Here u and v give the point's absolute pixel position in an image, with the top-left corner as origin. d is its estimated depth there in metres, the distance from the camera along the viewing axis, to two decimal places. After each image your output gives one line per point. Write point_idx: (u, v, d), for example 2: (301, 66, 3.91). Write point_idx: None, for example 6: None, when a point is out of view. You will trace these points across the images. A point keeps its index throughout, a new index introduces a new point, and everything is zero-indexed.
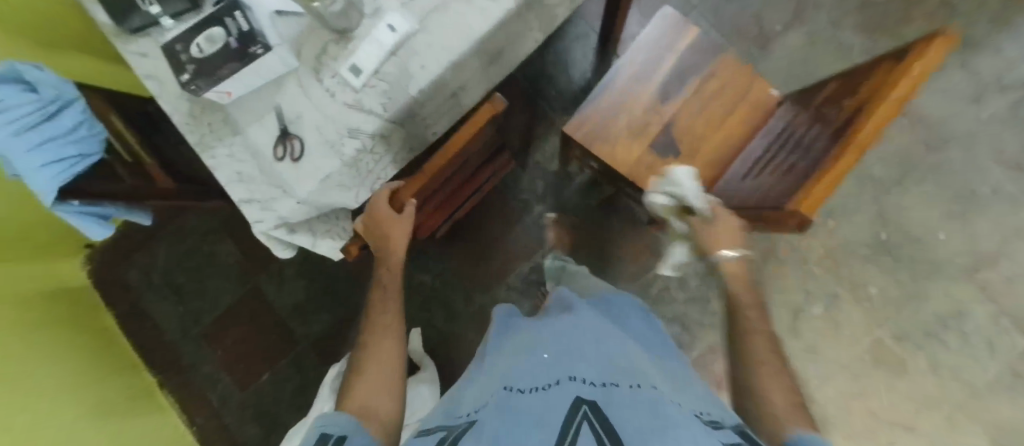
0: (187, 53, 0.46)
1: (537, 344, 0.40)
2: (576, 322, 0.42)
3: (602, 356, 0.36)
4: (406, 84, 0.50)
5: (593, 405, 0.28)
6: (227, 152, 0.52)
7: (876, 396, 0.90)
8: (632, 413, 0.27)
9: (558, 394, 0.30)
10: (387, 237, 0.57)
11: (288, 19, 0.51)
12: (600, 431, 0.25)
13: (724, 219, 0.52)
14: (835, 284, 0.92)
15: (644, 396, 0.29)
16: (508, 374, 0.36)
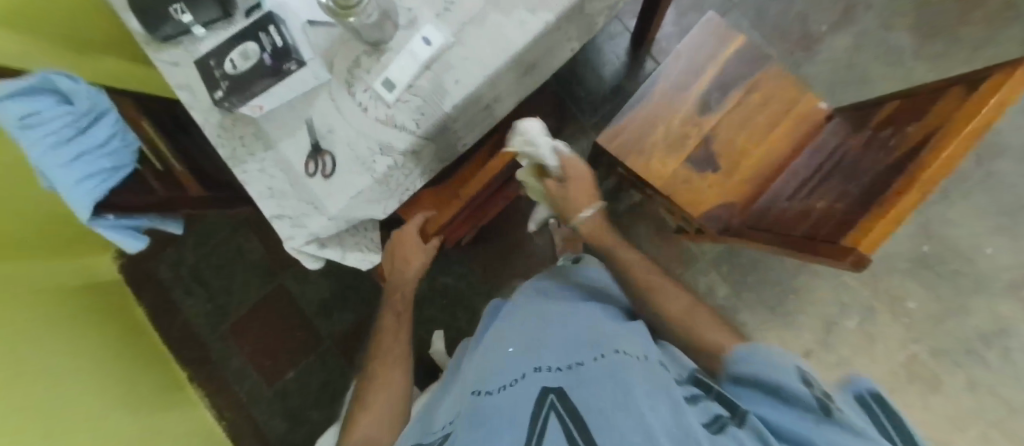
0: (221, 70, 0.47)
1: (505, 341, 0.47)
2: (537, 316, 0.49)
3: (560, 342, 0.43)
4: (440, 100, 0.49)
5: (557, 390, 0.36)
6: (258, 167, 0.51)
7: (909, 411, 0.88)
8: (586, 387, 0.35)
9: (526, 388, 0.37)
10: (408, 260, 0.62)
11: (320, 30, 0.50)
12: (564, 411, 0.33)
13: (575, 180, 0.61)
14: (871, 296, 0.89)
15: (593, 366, 0.37)
16: (483, 373, 0.43)
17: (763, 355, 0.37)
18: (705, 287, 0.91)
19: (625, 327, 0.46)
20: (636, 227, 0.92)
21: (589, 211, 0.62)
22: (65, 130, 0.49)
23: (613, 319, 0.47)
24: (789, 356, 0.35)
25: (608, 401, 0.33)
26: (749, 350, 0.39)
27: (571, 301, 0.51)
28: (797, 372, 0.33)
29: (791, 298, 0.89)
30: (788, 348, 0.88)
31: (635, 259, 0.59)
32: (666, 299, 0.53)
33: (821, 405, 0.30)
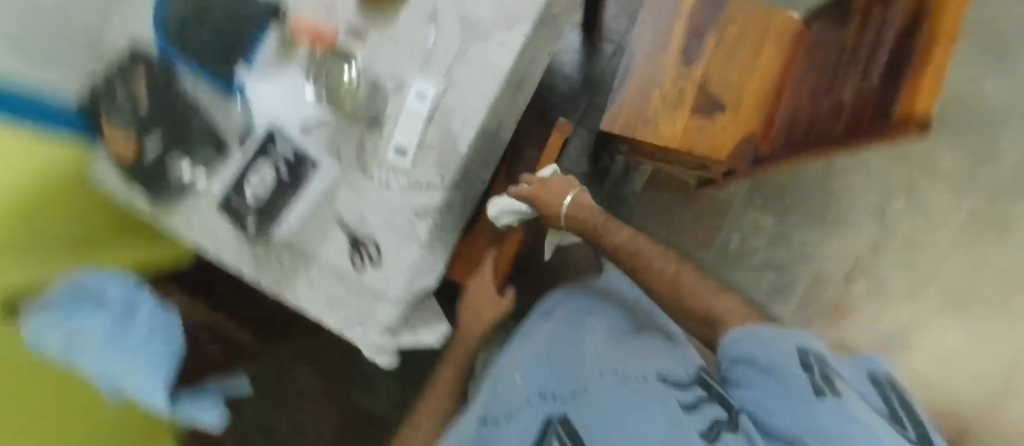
0: (248, 204, 0.50)
1: (522, 366, 0.53)
2: (554, 339, 0.55)
3: (578, 368, 0.48)
4: (455, 145, 0.49)
5: (563, 416, 0.43)
6: (309, 283, 0.51)
7: (1001, 265, 0.84)
8: (590, 413, 0.41)
9: (538, 414, 0.45)
10: (483, 315, 0.62)
11: (319, 130, 0.50)
12: (565, 435, 0.41)
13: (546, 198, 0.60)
14: (908, 169, 0.88)
15: (598, 391, 0.43)
16: (505, 395, 0.51)
17: (766, 335, 0.38)
18: (750, 225, 0.93)
19: (636, 347, 0.49)
20: (659, 196, 0.96)
21: (567, 200, 0.60)
22: (109, 332, 0.49)
23: (617, 339, 0.51)
24: (788, 335, 0.37)
25: (611, 425, 0.39)
26: (748, 331, 0.40)
27: (591, 326, 0.55)
28: (799, 357, 0.35)
29: (833, 204, 0.90)
30: (851, 252, 0.89)
31: (627, 235, 0.58)
32: (652, 279, 0.53)
33: (817, 392, 0.33)
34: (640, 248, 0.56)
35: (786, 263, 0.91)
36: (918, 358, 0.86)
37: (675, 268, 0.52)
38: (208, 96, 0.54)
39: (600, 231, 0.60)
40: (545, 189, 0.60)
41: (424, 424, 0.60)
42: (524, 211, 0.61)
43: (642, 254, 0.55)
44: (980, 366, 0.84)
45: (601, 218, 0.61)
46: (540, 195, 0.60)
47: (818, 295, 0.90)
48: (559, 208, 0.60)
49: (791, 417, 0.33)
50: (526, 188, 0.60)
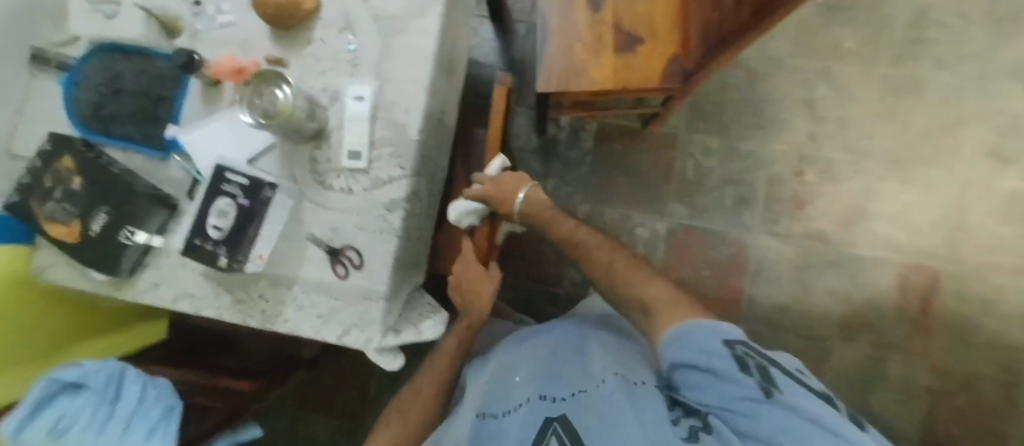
0: (210, 240, 0.45)
1: (510, 373, 0.54)
2: (553, 350, 0.55)
3: (572, 373, 0.50)
4: (405, 134, 0.50)
5: (560, 418, 0.44)
6: (296, 307, 0.50)
7: (918, 117, 0.97)
8: (585, 417, 0.43)
9: (530, 419, 0.46)
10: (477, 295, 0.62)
11: (266, 158, 0.50)
12: (563, 436, 0.42)
13: (500, 187, 0.62)
14: (820, 59, 0.98)
15: (597, 395, 0.45)
16: (493, 394, 0.53)
17: (700, 331, 0.42)
18: (699, 149, 0.99)
19: (625, 352, 0.52)
20: (610, 147, 1.00)
21: (521, 196, 0.63)
22: (93, 422, 0.45)
23: (621, 353, 0.52)
24: (724, 330, 0.42)
25: (603, 423, 0.41)
26: (680, 327, 0.44)
27: (580, 336, 0.57)
28: (735, 355, 0.39)
29: (765, 108, 0.99)
30: (793, 147, 0.98)
31: (570, 228, 0.63)
32: (591, 267, 0.59)
33: (763, 390, 0.37)
34: (582, 240, 0.62)
35: (740, 175, 0.98)
36: (878, 225, 0.96)
37: (609, 258, 0.57)
38: (139, 161, 0.53)
39: (546, 223, 0.65)
40: (499, 187, 0.62)
41: (424, 391, 0.62)
42: (482, 209, 0.62)
43: (583, 246, 0.61)
44: (932, 215, 0.95)
45: (548, 211, 0.64)
46: (495, 192, 0.61)
47: (777, 193, 0.98)
48: (515, 203, 0.62)
49: (757, 421, 0.36)
50: (480, 188, 0.61)
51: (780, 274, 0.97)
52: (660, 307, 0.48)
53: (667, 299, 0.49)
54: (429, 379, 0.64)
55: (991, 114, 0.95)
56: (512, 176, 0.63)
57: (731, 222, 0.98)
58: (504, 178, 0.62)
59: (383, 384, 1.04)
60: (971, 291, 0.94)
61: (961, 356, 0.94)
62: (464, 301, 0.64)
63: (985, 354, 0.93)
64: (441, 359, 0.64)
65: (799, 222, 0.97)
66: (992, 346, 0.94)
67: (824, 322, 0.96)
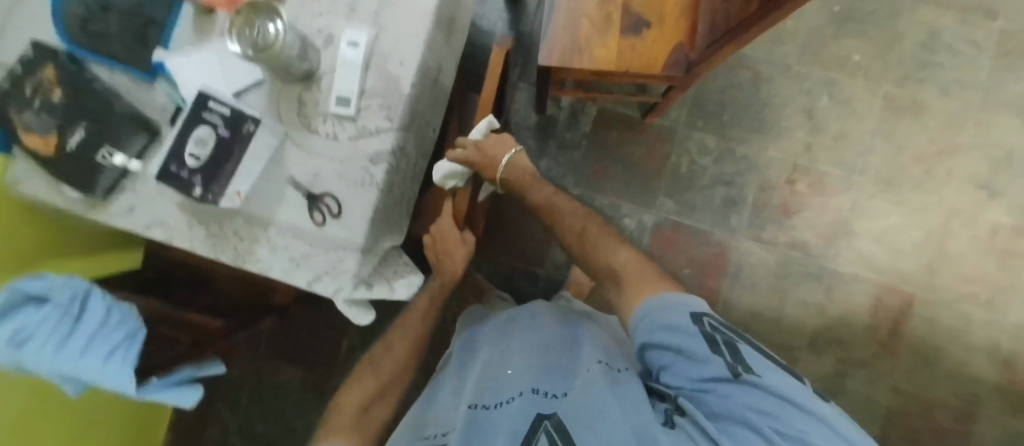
0: (186, 168, 0.44)
1: (500, 367, 0.55)
2: (545, 344, 0.56)
3: (562, 370, 0.52)
4: (396, 87, 0.49)
5: (552, 416, 0.44)
6: (269, 249, 0.50)
7: (915, 139, 0.98)
8: (575, 411, 0.43)
9: (521, 413, 0.45)
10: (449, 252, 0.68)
11: (254, 95, 0.50)
12: (555, 436, 0.41)
13: (486, 152, 0.65)
14: (826, 70, 1.00)
15: (586, 387, 0.45)
16: (480, 389, 0.52)
17: (666, 312, 0.43)
18: (696, 147, 1.00)
19: (608, 349, 0.55)
20: (608, 134, 0.99)
21: (506, 161, 0.65)
22: (55, 336, 0.45)
23: (601, 347, 0.54)
24: (691, 307, 0.43)
25: (592, 420, 0.41)
26: (646, 305, 0.46)
27: (568, 335, 0.59)
28: (702, 332, 0.41)
29: (765, 113, 1.00)
30: (788, 155, 0.99)
31: (547, 195, 0.65)
32: (565, 237, 0.61)
33: (731, 369, 0.38)
34: (556, 206, 0.63)
35: (733, 177, 0.99)
36: (862, 242, 0.97)
37: (581, 225, 0.59)
38: (123, 81, 0.52)
39: (528, 188, 0.66)
40: (482, 153, 0.64)
41: (396, 349, 0.67)
42: (462, 171, 0.65)
43: (557, 213, 0.63)
44: (916, 239, 0.97)
45: (529, 178, 0.67)
46: (479, 159, 0.64)
47: (767, 200, 0.99)
48: (498, 169, 0.65)
49: (728, 401, 0.37)
50: (463, 153, 0.63)
51: (759, 280, 0.98)
52: (628, 279, 0.50)
53: (635, 268, 0.51)
54: (402, 336, 0.68)
55: (984, 145, 0.97)
56: (496, 142, 0.65)
57: (718, 223, 0.99)
58: (488, 144, 0.64)
59: (354, 343, 1.05)
60: (942, 319, 0.96)
61: (925, 379, 0.96)
62: (438, 260, 0.71)
63: (946, 380, 0.96)
64: (415, 312, 0.70)
65: (784, 231, 0.98)
66: (954, 375, 0.96)
67: (795, 332, 0.97)
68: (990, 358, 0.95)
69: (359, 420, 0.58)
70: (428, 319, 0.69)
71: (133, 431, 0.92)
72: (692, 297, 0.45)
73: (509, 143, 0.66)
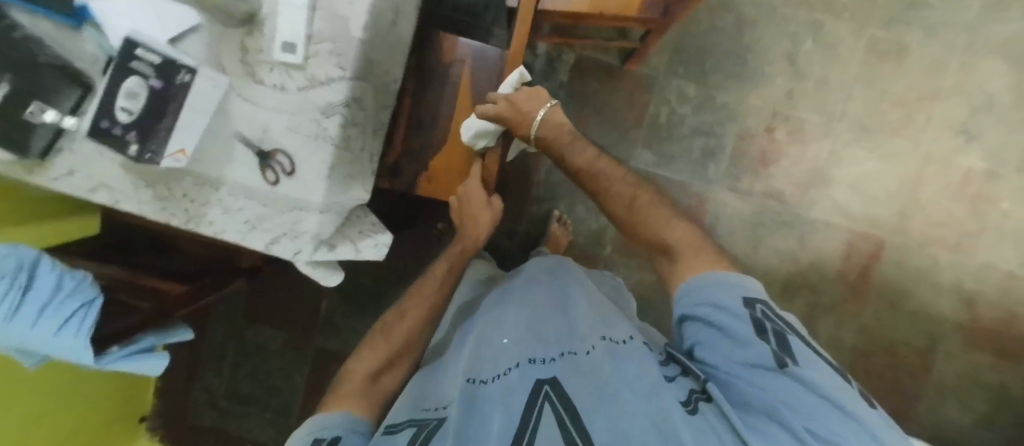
0: (117, 124, 0.41)
1: (496, 334, 0.57)
2: (541, 310, 0.59)
3: (557, 334, 0.54)
4: (347, 31, 0.46)
5: (551, 381, 0.46)
6: (222, 210, 0.48)
7: (896, 85, 0.96)
8: (574, 380, 0.46)
9: (523, 378, 0.48)
10: (473, 215, 0.67)
11: (192, 40, 0.44)
12: (556, 402, 0.44)
13: (520, 105, 0.62)
14: (811, 13, 0.96)
15: (588, 361, 0.49)
16: (478, 362, 0.53)
17: (719, 290, 0.48)
18: (675, 94, 0.97)
19: (609, 318, 0.56)
20: (585, 82, 0.95)
21: (540, 117, 0.63)
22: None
23: (588, 311, 0.57)
24: (745, 290, 0.48)
25: (597, 399, 0.44)
26: (697, 279, 0.50)
27: (563, 295, 0.61)
28: (753, 317, 0.45)
29: (746, 59, 0.97)
30: (769, 103, 0.97)
31: (589, 157, 0.63)
32: (612, 204, 0.61)
33: (777, 359, 0.42)
34: (601, 172, 0.62)
35: (712, 126, 0.97)
36: (837, 190, 0.98)
37: (632, 193, 0.61)
38: (48, 29, 0.44)
39: (567, 150, 0.64)
40: (513, 105, 0.62)
41: (408, 316, 0.66)
42: (493, 131, 0.64)
43: (604, 180, 0.62)
44: (891, 186, 0.97)
45: (567, 137, 0.64)
46: (509, 112, 0.61)
47: (745, 150, 0.98)
48: (531, 125, 0.63)
49: (765, 391, 0.41)
50: (493, 108, 0.61)
51: (735, 229, 0.98)
52: (685, 252, 0.54)
53: (690, 244, 0.55)
54: (415, 304, 0.67)
55: (965, 90, 0.96)
56: (529, 96, 0.63)
57: (696, 173, 0.98)
58: (520, 98, 0.62)
59: (332, 302, 1.05)
60: (910, 263, 0.99)
61: (889, 320, 1.00)
62: (462, 224, 0.69)
63: (910, 322, 1.00)
64: (433, 280, 0.70)
65: (761, 179, 0.98)
66: (918, 316, 1.00)
67: (768, 280, 0.99)
68: (952, 299, 0.99)
69: (371, 392, 0.58)
70: (445, 289, 0.69)
71: (117, 395, 0.91)
72: (748, 280, 0.49)
73: (543, 97, 0.64)
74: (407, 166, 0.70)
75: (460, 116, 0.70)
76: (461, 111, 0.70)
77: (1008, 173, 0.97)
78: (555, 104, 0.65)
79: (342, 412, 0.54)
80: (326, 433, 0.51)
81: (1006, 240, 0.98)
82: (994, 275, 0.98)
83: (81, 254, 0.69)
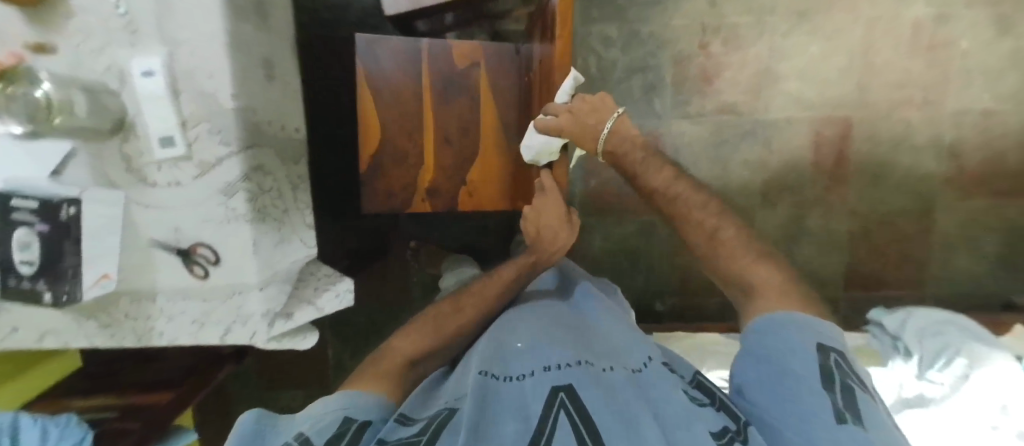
0: (25, 278, 0.42)
1: (509, 338, 0.55)
2: (562, 324, 0.57)
3: (575, 345, 0.52)
4: (217, 103, 0.43)
5: (566, 388, 0.44)
6: (166, 318, 0.48)
7: None
8: (594, 390, 0.44)
9: (539, 384, 0.46)
10: (550, 229, 0.66)
11: (73, 169, 0.42)
12: (573, 412, 0.42)
13: (576, 115, 0.58)
14: None
15: (606, 377, 0.47)
16: (492, 357, 0.51)
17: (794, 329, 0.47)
18: (599, 41, 0.95)
19: (640, 337, 0.57)
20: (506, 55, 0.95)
21: (608, 129, 0.60)
22: None
23: (612, 333, 0.57)
24: (823, 335, 0.47)
25: (624, 419, 0.41)
26: (769, 318, 0.50)
27: (585, 322, 0.61)
28: (822, 365, 0.44)
29: None
30: (695, 18, 0.96)
31: (664, 178, 0.61)
32: (691, 232, 0.60)
33: (839, 413, 0.40)
34: (680, 196, 0.60)
35: (644, 61, 0.96)
36: (788, 84, 0.99)
37: (715, 226, 0.59)
38: None
39: (636, 170, 0.62)
40: (574, 117, 0.57)
41: (465, 310, 0.66)
42: (556, 145, 0.60)
43: (685, 205, 0.60)
44: (841, 64, 0.99)
45: (639, 154, 0.61)
46: (572, 126, 0.57)
47: (684, 72, 0.97)
48: (597, 137, 0.60)
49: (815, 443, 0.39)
50: (554, 121, 0.56)
51: (697, 156, 1.01)
52: (767, 295, 0.54)
53: (777, 287, 0.55)
54: (472, 300, 0.67)
55: None
56: (592, 108, 0.59)
57: (644, 113, 0.98)
58: (580, 108, 0.58)
59: (338, 346, 1.08)
60: (882, 133, 1.03)
61: (873, 196, 1.06)
62: (539, 238, 0.67)
63: (894, 192, 1.06)
64: (492, 284, 0.69)
65: (710, 98, 0.99)
66: (906, 182, 1.06)
67: (746, 193, 1.03)
68: (936, 154, 1.05)
69: (402, 372, 0.57)
70: (506, 298, 0.68)
71: None
72: (830, 329, 0.49)
73: (608, 107, 0.60)
74: (444, 184, 0.78)
75: (486, 123, 0.77)
76: (484, 113, 0.77)
77: (958, 12, 0.98)
78: (622, 114, 0.61)
79: (376, 393, 0.50)
80: (357, 413, 0.46)
81: (974, 79, 1.01)
82: (969, 118, 1.03)
83: (65, 392, 0.75)
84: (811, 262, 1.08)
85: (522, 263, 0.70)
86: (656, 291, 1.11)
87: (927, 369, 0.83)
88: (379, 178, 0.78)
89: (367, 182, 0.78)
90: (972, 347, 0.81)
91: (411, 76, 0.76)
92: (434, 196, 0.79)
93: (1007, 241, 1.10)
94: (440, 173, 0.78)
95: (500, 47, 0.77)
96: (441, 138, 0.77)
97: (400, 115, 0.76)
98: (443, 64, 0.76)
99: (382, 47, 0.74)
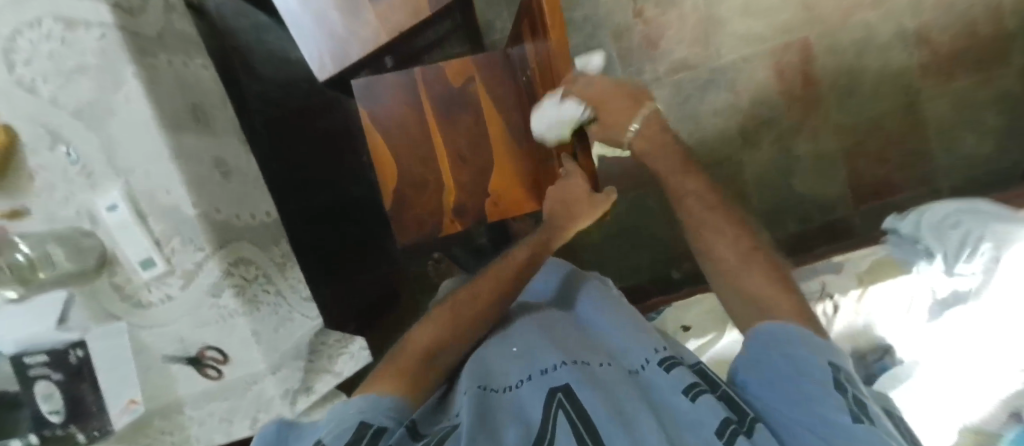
0: (57, 426, 0.45)
1: (505, 344, 0.53)
2: (556, 329, 0.54)
3: (569, 348, 0.49)
4: (184, 215, 0.45)
5: (564, 388, 0.42)
6: (200, 425, 0.50)
7: None
8: (594, 391, 0.41)
9: (535, 388, 0.43)
10: (574, 217, 0.63)
11: (74, 313, 0.44)
12: (570, 412, 0.40)
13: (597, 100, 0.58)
14: None
15: (600, 374, 0.45)
16: (481, 372, 0.47)
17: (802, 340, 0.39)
18: None
19: (642, 325, 0.53)
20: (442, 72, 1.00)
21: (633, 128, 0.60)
22: None
23: (605, 332, 0.54)
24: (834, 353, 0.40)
25: (621, 418, 0.39)
26: (779, 325, 0.41)
27: (581, 325, 0.57)
28: (835, 374, 0.38)
29: None
30: None
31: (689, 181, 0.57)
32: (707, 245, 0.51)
33: (854, 416, 0.35)
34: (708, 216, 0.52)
35: (584, 45, 0.98)
36: (733, 23, 0.99)
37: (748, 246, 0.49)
38: None
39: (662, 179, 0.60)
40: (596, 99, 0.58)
41: (482, 294, 0.57)
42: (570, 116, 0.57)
43: (701, 222, 0.52)
44: None
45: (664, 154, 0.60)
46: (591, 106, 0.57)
47: (627, 44, 0.98)
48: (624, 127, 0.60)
49: None
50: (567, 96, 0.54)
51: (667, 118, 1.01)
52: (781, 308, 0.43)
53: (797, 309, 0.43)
54: (487, 286, 0.58)
55: None
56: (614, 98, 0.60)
57: None
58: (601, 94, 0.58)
59: None
60: (844, 40, 1.01)
61: (854, 105, 1.03)
62: (554, 214, 0.65)
63: (874, 94, 1.03)
64: (505, 267, 0.61)
65: (661, 60, 0.99)
66: (883, 81, 1.03)
67: (726, 139, 1.02)
68: (906, 45, 1.01)
69: (426, 370, 0.48)
70: (518, 282, 0.60)
71: None
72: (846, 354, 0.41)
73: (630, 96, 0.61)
74: (469, 202, 0.79)
75: (495, 131, 0.78)
76: (490, 121, 0.78)
77: None
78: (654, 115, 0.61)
79: (392, 393, 0.44)
80: (371, 416, 0.41)
81: None
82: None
83: None
84: (813, 187, 1.05)
85: (534, 241, 0.64)
86: (667, 260, 1.09)
87: (954, 263, 0.81)
88: (406, 210, 0.80)
89: (397, 217, 0.80)
90: (993, 227, 0.79)
91: (410, 104, 0.78)
92: (462, 216, 0.79)
93: (1006, 111, 1.05)
94: (461, 192, 0.79)
95: (491, 56, 0.78)
96: (455, 155, 0.78)
97: (407, 140, 0.78)
98: (438, 86, 0.78)
99: (381, 84, 0.77)
